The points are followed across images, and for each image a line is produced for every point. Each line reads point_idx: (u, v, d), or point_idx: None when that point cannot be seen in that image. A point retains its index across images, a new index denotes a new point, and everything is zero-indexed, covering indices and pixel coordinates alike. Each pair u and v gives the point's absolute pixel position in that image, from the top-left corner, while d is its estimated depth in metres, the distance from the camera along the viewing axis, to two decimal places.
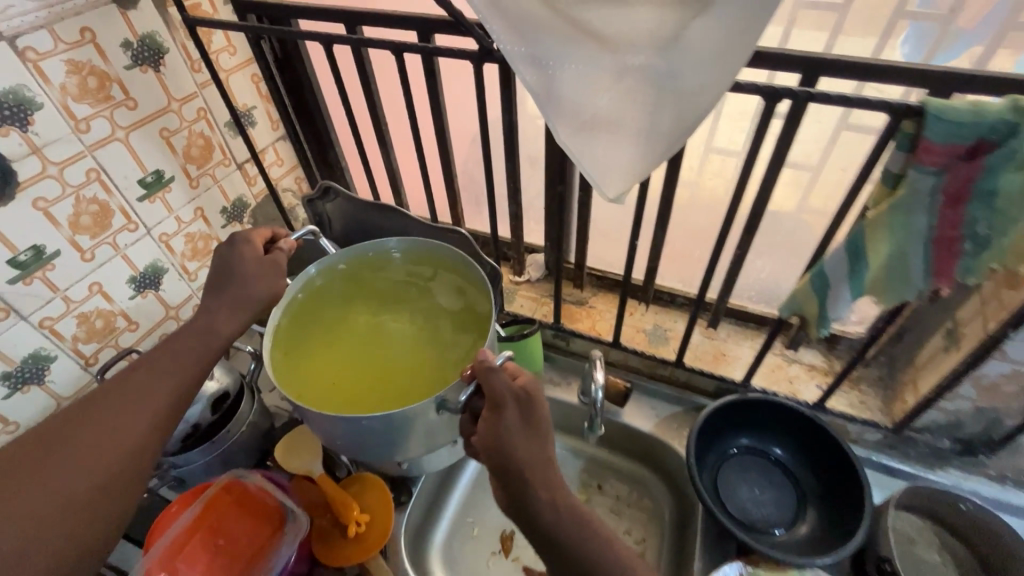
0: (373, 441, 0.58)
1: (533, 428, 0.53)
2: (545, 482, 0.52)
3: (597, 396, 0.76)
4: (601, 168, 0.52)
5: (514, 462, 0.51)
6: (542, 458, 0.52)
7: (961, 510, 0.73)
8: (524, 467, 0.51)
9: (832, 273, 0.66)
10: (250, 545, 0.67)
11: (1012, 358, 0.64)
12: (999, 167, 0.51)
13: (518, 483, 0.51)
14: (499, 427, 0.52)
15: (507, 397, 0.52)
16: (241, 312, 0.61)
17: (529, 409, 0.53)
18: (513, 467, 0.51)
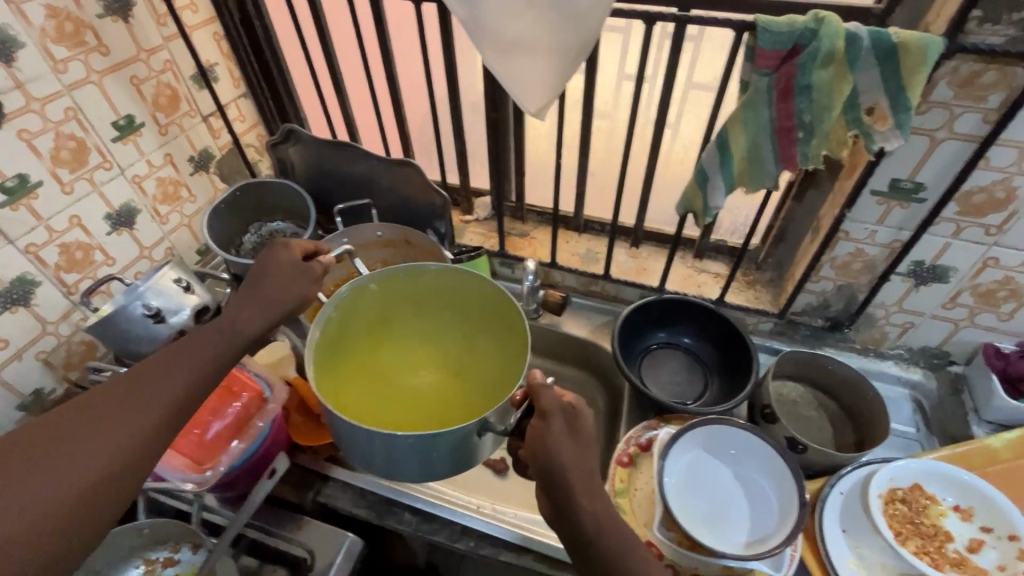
0: (413, 461, 0.63)
1: (577, 437, 0.60)
2: (587, 491, 0.57)
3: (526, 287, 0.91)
4: (523, 90, 0.74)
5: (564, 468, 0.57)
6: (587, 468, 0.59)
7: (831, 372, 0.91)
8: (568, 472, 0.57)
9: (709, 169, 0.77)
10: (233, 424, 0.77)
11: (854, 237, 0.83)
12: (809, 64, 0.63)
13: (563, 489, 0.57)
14: (550, 437, 0.59)
15: (554, 408, 0.60)
16: (267, 319, 0.65)
17: (574, 419, 0.61)
18: (560, 472, 0.57)
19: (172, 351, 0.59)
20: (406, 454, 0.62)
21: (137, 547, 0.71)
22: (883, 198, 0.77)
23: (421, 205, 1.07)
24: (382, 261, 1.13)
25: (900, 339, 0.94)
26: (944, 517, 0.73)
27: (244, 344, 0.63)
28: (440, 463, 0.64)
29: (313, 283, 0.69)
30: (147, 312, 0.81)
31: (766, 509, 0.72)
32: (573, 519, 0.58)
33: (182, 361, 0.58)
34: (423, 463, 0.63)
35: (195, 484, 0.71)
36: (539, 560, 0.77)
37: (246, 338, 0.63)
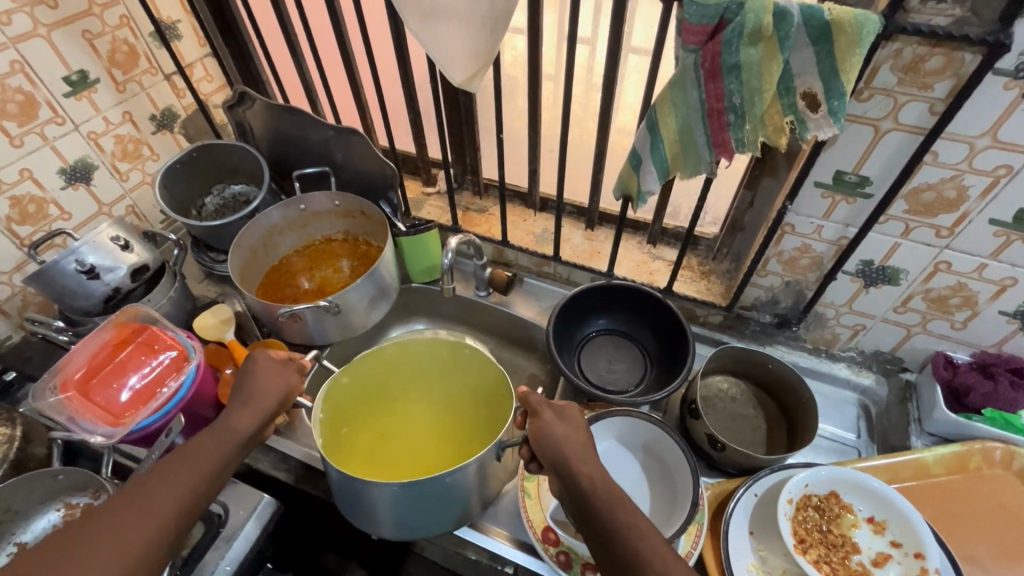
0: (428, 498, 0.67)
1: (566, 421, 0.66)
2: (582, 460, 0.61)
3: (448, 263, 0.88)
4: (447, 59, 0.71)
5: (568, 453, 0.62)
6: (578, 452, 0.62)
7: (770, 370, 0.87)
8: (567, 453, 0.62)
9: (641, 151, 0.73)
10: (154, 381, 0.77)
11: (800, 232, 0.78)
12: (735, 41, 0.58)
13: (563, 464, 0.61)
14: (548, 427, 0.65)
15: (541, 404, 0.67)
16: (262, 413, 0.67)
17: (561, 410, 0.67)
18: (559, 455, 0.62)
19: (161, 464, 0.59)
20: (396, 507, 0.67)
21: (55, 492, 0.74)
22: (828, 192, 0.72)
23: (373, 175, 1.06)
24: (341, 231, 1.12)
25: (851, 341, 0.90)
26: (855, 528, 0.71)
27: (237, 445, 0.63)
28: (427, 515, 0.70)
29: (296, 373, 0.73)
30: (81, 268, 0.83)
31: (666, 510, 0.73)
32: (573, 485, 0.59)
33: (178, 473, 0.58)
34: (413, 513, 0.69)
35: (106, 436, 0.72)
36: (442, 536, 0.78)
37: (242, 435, 0.64)
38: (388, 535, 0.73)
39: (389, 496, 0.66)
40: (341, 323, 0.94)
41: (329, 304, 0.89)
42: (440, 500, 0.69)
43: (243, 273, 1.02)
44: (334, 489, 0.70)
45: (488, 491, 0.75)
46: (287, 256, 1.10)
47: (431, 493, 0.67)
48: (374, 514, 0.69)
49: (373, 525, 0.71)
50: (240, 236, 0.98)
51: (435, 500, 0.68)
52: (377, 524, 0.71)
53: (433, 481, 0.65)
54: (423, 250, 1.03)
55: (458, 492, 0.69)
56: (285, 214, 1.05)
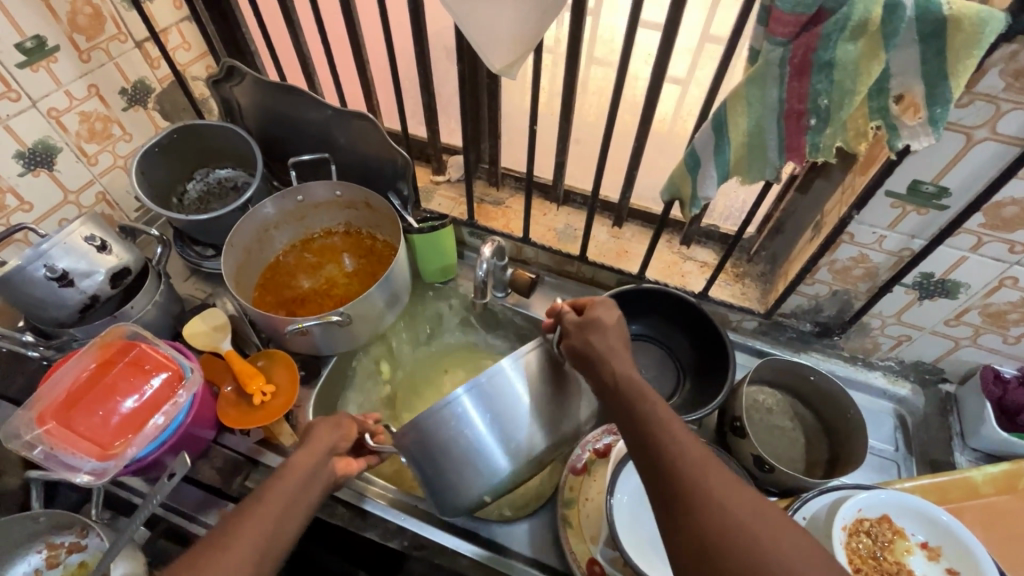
0: (495, 419, 0.59)
1: (588, 322, 0.60)
2: (613, 354, 0.58)
3: (483, 272, 0.78)
4: (488, 42, 0.62)
5: (609, 364, 0.57)
6: (613, 355, 0.57)
7: (811, 382, 0.83)
8: (590, 349, 0.58)
9: (701, 151, 0.65)
10: (144, 404, 0.67)
11: (858, 241, 0.73)
12: (834, 36, 0.51)
13: (593, 361, 0.58)
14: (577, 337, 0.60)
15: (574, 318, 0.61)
16: (319, 455, 0.59)
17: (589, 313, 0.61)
18: (589, 350, 0.59)
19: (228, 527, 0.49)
20: (471, 438, 0.59)
21: (37, 532, 0.66)
22: (898, 202, 0.66)
23: (382, 163, 0.95)
24: (343, 224, 1.02)
25: (892, 351, 0.87)
26: (909, 554, 0.68)
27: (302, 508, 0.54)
28: (506, 453, 0.62)
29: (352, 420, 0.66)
30: (51, 275, 0.71)
31: None
32: (600, 378, 0.57)
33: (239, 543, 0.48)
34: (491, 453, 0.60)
35: (93, 474, 0.63)
36: (474, 566, 0.72)
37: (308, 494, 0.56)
38: (474, 498, 0.64)
39: (465, 432, 0.59)
40: (352, 331, 0.86)
41: (342, 315, 0.81)
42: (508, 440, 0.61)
43: (238, 273, 0.92)
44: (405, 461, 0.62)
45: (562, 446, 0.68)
46: (284, 252, 1.00)
47: (494, 424, 0.60)
48: (456, 474, 0.61)
49: (457, 492, 0.62)
50: (234, 232, 0.87)
51: (500, 429, 0.60)
52: (462, 489, 0.62)
53: (480, 392, 0.58)
54: (438, 248, 0.95)
55: (524, 430, 0.61)
56: (283, 207, 0.94)
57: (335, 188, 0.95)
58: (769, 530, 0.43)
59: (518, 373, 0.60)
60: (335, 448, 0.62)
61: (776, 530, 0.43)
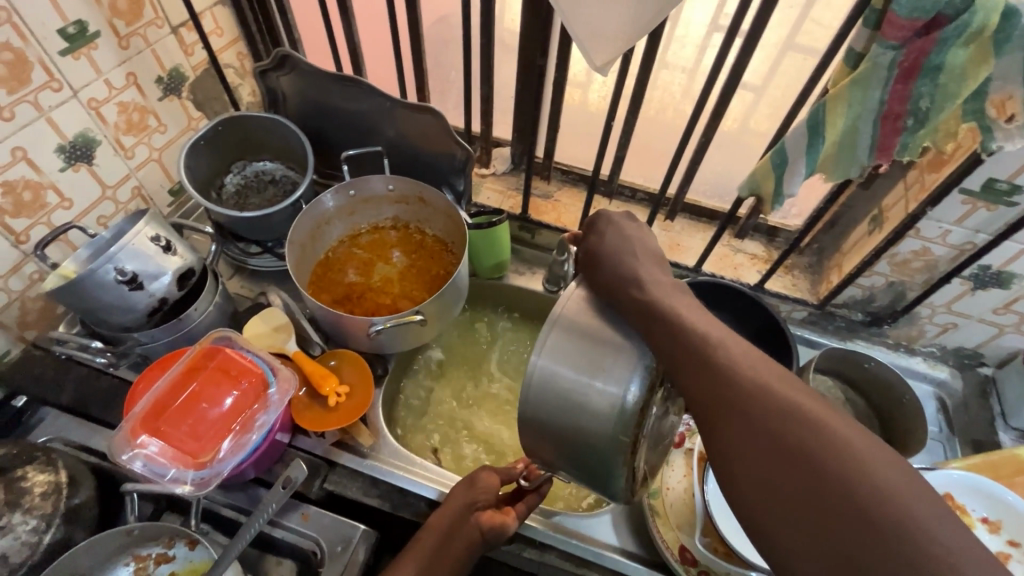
0: (597, 351, 0.52)
1: (597, 259, 0.57)
2: (624, 279, 0.53)
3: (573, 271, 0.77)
4: (590, 39, 0.61)
5: (619, 294, 0.54)
6: (631, 276, 0.54)
7: (866, 370, 0.87)
8: (605, 284, 0.55)
9: (791, 149, 0.67)
10: (234, 409, 0.66)
11: (923, 235, 0.76)
12: (950, 41, 0.53)
13: (610, 294, 0.54)
14: (588, 275, 0.57)
15: (584, 257, 0.59)
16: (453, 509, 0.66)
17: (594, 248, 0.58)
18: (602, 285, 0.55)
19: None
20: (579, 377, 0.51)
21: (125, 545, 0.63)
22: (970, 198, 0.70)
23: (437, 157, 0.94)
24: (392, 218, 1.00)
25: (936, 338, 0.91)
26: (973, 529, 0.73)
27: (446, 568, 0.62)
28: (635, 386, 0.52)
29: (488, 471, 0.69)
30: (121, 278, 0.68)
31: None
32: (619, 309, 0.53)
33: None
34: (618, 390, 0.51)
35: (193, 484, 0.61)
36: (562, 558, 0.73)
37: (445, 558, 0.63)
38: (616, 447, 0.52)
39: (565, 381, 0.52)
40: (421, 329, 0.85)
41: (421, 314, 0.81)
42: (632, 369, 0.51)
43: (296, 271, 0.89)
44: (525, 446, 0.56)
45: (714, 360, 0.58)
46: (334, 247, 0.98)
47: (599, 362, 0.52)
48: (597, 426, 0.51)
49: (595, 443, 0.52)
50: (293, 230, 0.85)
51: (608, 360, 0.52)
52: (595, 439, 0.52)
53: (558, 327, 0.53)
54: (495, 244, 0.94)
55: (643, 354, 0.52)
56: (336, 202, 0.92)
57: (388, 182, 0.93)
58: (816, 422, 0.40)
59: (586, 304, 0.54)
60: (471, 503, 0.66)
61: (824, 422, 0.40)
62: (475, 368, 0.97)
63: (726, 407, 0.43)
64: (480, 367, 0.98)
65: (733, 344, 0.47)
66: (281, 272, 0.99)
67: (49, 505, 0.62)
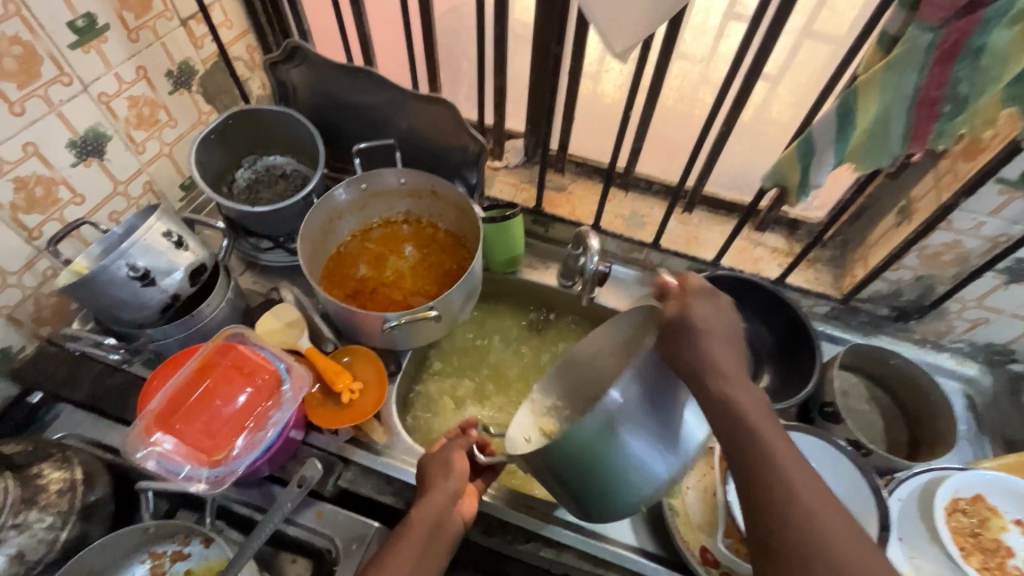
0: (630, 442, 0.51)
1: (685, 330, 0.52)
2: (709, 368, 0.50)
3: (592, 265, 0.77)
4: (609, 25, 0.59)
5: (700, 380, 0.50)
6: (717, 367, 0.51)
7: (891, 366, 0.85)
8: (686, 363, 0.51)
9: (819, 139, 0.64)
10: (248, 407, 0.65)
11: (955, 227, 0.73)
12: (993, 22, 0.50)
13: (690, 374, 0.51)
14: (668, 342, 0.52)
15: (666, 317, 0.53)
16: (448, 487, 0.59)
17: (682, 316, 0.53)
18: (683, 363, 0.51)
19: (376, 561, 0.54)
20: (608, 463, 0.51)
21: (140, 543, 0.63)
22: (1007, 188, 0.67)
23: (449, 149, 0.92)
24: (403, 212, 0.99)
25: (965, 334, 0.88)
26: (1005, 531, 0.71)
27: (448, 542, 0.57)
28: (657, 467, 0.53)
29: (459, 445, 0.65)
30: (133, 274, 0.67)
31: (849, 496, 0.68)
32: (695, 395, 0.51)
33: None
34: (646, 460, 0.52)
35: (207, 483, 0.60)
36: (578, 556, 0.72)
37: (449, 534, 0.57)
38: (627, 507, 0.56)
39: (596, 462, 0.51)
40: (435, 325, 0.84)
41: (436, 310, 0.80)
42: (670, 435, 0.52)
43: (307, 267, 0.88)
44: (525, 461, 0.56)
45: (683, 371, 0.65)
46: (345, 242, 0.97)
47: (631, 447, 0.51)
48: (615, 489, 0.54)
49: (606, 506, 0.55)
50: (304, 225, 0.84)
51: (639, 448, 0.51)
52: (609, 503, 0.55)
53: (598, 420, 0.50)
54: (509, 237, 0.92)
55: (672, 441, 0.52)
56: (348, 196, 0.91)
57: (400, 175, 0.91)
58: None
59: (639, 388, 0.50)
60: (459, 492, 0.60)
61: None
62: (489, 363, 0.96)
63: (775, 533, 0.45)
64: (494, 364, 0.96)
65: (803, 470, 0.47)
66: (293, 267, 0.98)
67: (64, 503, 0.62)
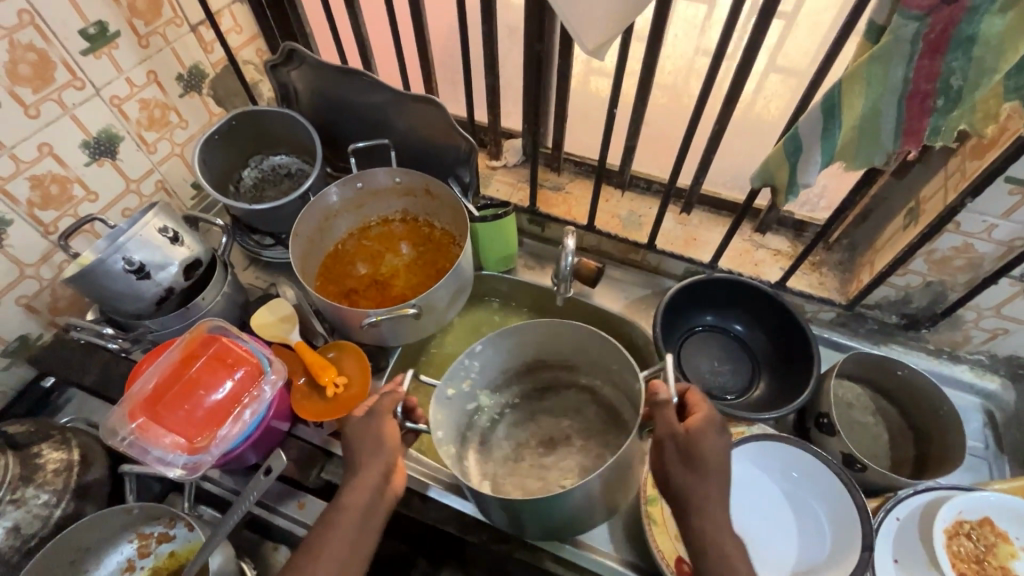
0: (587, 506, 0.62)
1: (692, 461, 0.55)
2: (701, 501, 0.54)
3: (567, 264, 0.76)
4: (581, 21, 0.58)
5: (685, 493, 0.55)
6: (707, 499, 0.54)
7: (897, 377, 0.80)
8: (679, 488, 0.55)
9: (806, 136, 0.61)
10: (229, 397, 0.67)
11: (964, 230, 0.69)
12: (982, 8, 0.47)
13: (680, 500, 0.55)
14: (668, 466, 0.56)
15: (667, 434, 0.56)
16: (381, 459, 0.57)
17: (689, 446, 0.55)
18: (675, 488, 0.55)
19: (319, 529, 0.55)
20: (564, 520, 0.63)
21: (127, 523, 0.66)
22: (1018, 188, 0.62)
23: (443, 148, 0.93)
24: (400, 211, 1.00)
25: (983, 345, 0.82)
26: (1013, 559, 0.66)
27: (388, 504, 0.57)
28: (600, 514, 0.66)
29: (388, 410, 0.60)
30: (129, 267, 0.71)
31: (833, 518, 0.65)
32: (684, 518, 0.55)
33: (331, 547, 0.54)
34: (593, 514, 0.65)
35: (186, 469, 0.63)
36: (554, 560, 0.71)
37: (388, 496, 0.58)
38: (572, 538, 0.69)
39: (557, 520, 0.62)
40: (421, 323, 0.84)
41: (417, 307, 0.80)
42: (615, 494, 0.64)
43: (302, 263, 0.91)
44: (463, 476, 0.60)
45: (580, 359, 0.77)
46: (343, 240, 0.99)
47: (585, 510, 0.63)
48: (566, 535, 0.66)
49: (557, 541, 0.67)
50: (298, 223, 0.87)
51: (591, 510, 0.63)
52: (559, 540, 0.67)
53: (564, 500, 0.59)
54: (500, 236, 0.92)
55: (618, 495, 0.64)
56: (344, 194, 0.93)
57: (394, 174, 0.93)
58: None
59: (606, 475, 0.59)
60: (391, 464, 0.58)
61: None
62: None
63: None
64: None
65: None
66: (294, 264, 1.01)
67: (60, 481, 0.65)
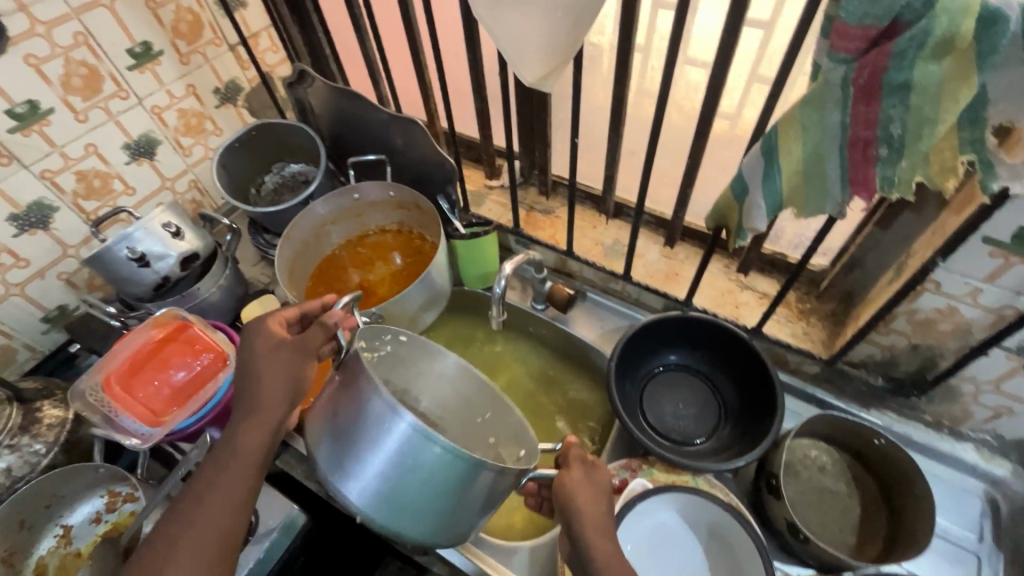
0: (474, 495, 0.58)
1: (598, 488, 0.58)
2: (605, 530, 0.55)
3: (498, 288, 0.77)
4: (519, 56, 0.59)
5: (581, 517, 0.55)
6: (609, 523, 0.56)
7: (875, 446, 0.72)
8: (583, 514, 0.55)
9: (750, 178, 0.58)
10: (191, 380, 0.75)
11: (946, 292, 0.62)
12: (909, 54, 0.43)
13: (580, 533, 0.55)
14: (574, 486, 0.57)
15: (574, 460, 0.59)
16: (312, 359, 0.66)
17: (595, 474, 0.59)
18: (575, 516, 0.56)
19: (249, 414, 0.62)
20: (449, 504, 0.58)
21: (100, 481, 0.75)
22: (999, 251, 0.55)
23: (433, 167, 0.97)
24: (397, 224, 1.05)
25: (987, 423, 0.73)
26: None
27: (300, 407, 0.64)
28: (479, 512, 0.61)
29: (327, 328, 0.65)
30: (131, 256, 0.81)
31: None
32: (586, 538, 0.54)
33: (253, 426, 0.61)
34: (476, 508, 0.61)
35: (142, 439, 0.71)
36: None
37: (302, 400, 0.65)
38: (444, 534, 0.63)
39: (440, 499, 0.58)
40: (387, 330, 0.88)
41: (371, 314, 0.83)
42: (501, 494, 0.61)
43: (295, 263, 0.98)
44: (367, 425, 0.56)
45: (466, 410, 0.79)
46: (340, 246, 1.05)
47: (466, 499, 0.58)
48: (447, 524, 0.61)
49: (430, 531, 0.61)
50: (292, 226, 0.94)
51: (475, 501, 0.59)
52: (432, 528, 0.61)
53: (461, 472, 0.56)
54: (478, 255, 0.94)
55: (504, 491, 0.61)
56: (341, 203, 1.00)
57: (387, 188, 0.98)
58: None
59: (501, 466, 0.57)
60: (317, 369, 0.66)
61: None
62: None
63: None
64: None
65: None
66: None
67: (52, 435, 0.75)
